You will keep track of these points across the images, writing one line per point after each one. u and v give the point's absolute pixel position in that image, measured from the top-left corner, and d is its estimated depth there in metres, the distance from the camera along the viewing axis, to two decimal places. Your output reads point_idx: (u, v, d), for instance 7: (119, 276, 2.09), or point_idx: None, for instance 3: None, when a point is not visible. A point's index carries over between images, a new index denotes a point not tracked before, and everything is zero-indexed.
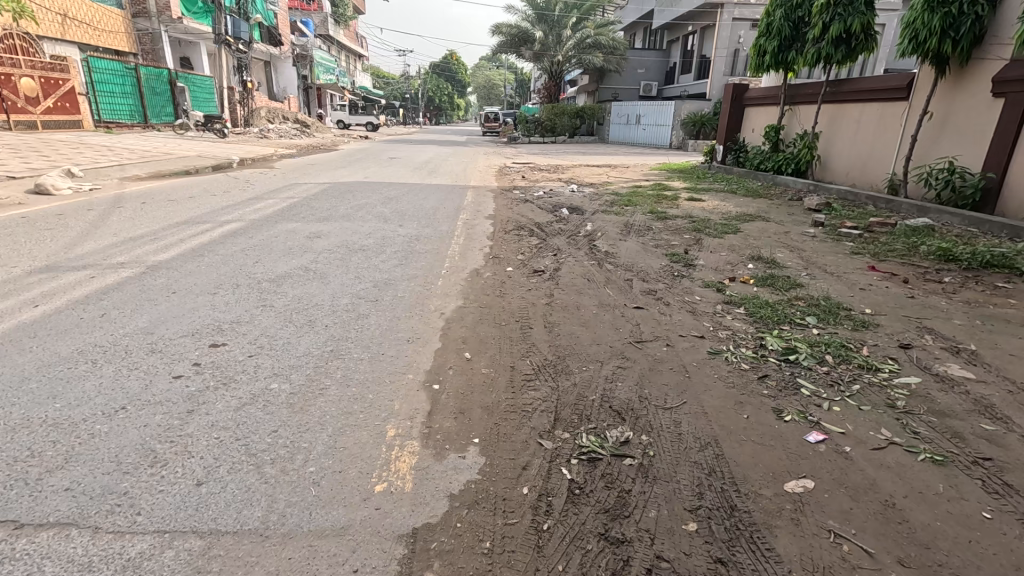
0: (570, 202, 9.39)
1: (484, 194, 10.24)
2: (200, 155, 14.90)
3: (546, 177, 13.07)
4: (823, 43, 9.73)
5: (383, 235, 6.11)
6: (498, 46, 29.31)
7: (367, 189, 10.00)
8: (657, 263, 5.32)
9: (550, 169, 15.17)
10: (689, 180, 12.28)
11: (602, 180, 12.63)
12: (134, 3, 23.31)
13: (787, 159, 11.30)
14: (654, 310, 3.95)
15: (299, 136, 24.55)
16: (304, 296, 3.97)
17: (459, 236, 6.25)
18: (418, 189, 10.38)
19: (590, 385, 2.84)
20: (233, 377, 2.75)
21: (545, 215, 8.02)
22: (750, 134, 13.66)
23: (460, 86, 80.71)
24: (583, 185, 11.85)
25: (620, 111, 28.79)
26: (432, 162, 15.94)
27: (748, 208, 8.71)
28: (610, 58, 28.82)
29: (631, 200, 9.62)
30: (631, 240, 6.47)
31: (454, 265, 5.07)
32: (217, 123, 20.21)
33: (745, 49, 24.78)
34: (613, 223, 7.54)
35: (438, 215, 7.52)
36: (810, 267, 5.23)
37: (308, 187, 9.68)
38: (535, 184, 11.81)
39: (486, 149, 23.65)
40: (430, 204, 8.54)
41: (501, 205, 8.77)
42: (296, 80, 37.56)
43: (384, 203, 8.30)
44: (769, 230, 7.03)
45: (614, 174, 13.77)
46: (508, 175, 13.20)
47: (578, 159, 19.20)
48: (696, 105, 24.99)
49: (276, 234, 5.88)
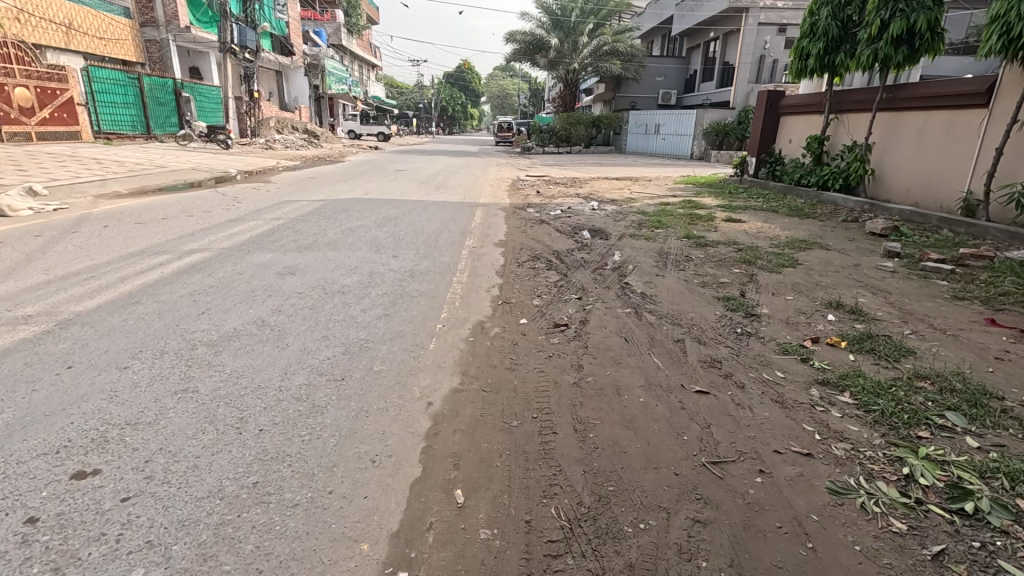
0: (592, 223, 8.32)
1: (495, 212, 9.22)
2: (196, 167, 14.11)
3: (563, 192, 12.03)
4: (880, 44, 8.58)
5: (371, 270, 5.08)
6: (511, 54, 28.48)
7: (366, 207, 9.03)
8: (711, 313, 4.21)
9: (567, 183, 14.11)
10: (721, 197, 11.16)
11: (624, 196, 11.56)
12: (142, 12, 22.91)
13: (834, 173, 10.11)
14: (725, 397, 2.85)
15: (307, 146, 23.90)
16: (244, 372, 2.93)
17: (464, 270, 5.21)
18: (423, 207, 9.38)
19: (658, 571, 1.74)
20: (74, 554, 1.70)
21: (564, 240, 6.97)
22: (787, 145, 12.47)
23: (473, 96, 80.41)
24: (604, 202, 10.77)
25: (639, 120, 27.74)
26: (441, 175, 15.02)
27: (799, 232, 7.56)
28: (629, 66, 27.82)
29: (660, 221, 8.52)
30: (670, 276, 5.37)
31: (455, 314, 4.03)
32: (220, 133, 19.57)
33: (771, 55, 23.62)
34: (645, 251, 6.45)
35: (440, 240, 6.51)
36: (910, 319, 4.08)
37: (300, 206, 8.75)
38: (550, 200, 10.79)
39: (498, 161, 22.67)
40: (434, 226, 7.54)
41: (513, 227, 7.73)
42: (308, 89, 37.16)
43: (381, 225, 7.33)
44: (834, 262, 5.89)
45: (637, 189, 12.70)
46: (521, 190, 12.19)
47: (596, 171, 18.14)
48: (719, 114, 23.84)
49: (242, 268, 4.90)
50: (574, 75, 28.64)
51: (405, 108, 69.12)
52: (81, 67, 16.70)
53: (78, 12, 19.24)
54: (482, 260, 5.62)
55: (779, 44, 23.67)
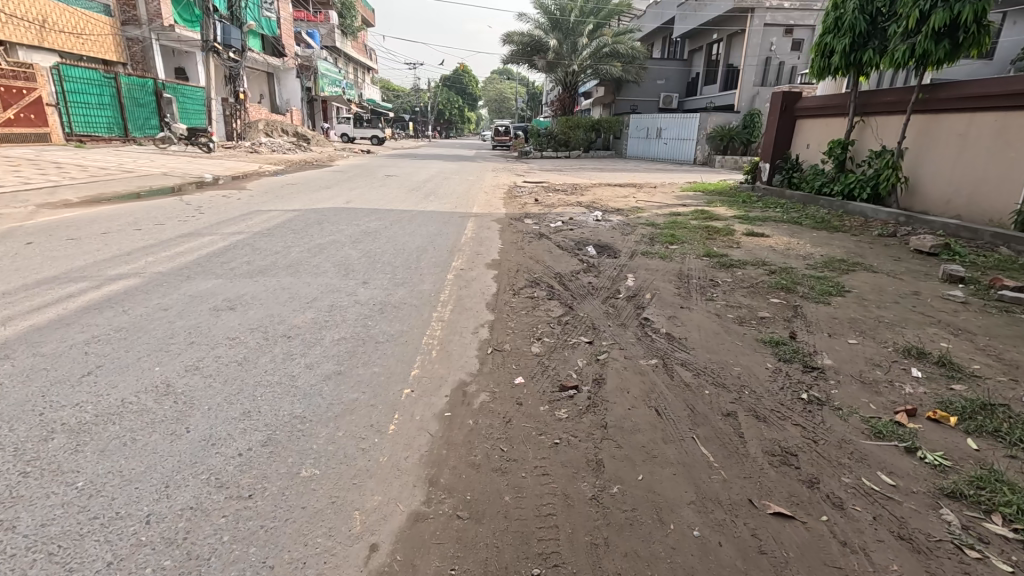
0: (597, 237, 7.41)
1: (488, 223, 8.30)
2: (170, 172, 13.17)
3: (563, 201, 11.15)
4: (919, 38, 7.69)
5: (333, 302, 4.14)
6: (508, 56, 27.65)
7: (345, 217, 8.12)
8: (760, 367, 3.27)
9: (568, 190, 13.23)
10: (736, 206, 10.27)
11: (630, 205, 10.68)
12: (124, 11, 22.01)
13: (861, 181, 9.21)
14: (818, 529, 1.90)
15: (295, 150, 23.00)
16: (102, 488, 1.97)
17: (448, 302, 4.27)
18: (410, 217, 8.47)
19: None
20: None
21: (568, 259, 6.03)
22: (803, 150, 11.59)
23: (470, 99, 79.80)
24: (609, 212, 9.87)
25: (639, 124, 26.99)
26: (433, 181, 14.14)
27: (833, 249, 6.65)
28: (629, 68, 27.23)
29: (674, 234, 7.61)
30: (698, 307, 4.43)
31: (430, 372, 3.07)
32: (203, 136, 18.63)
33: (777, 57, 22.87)
34: (661, 273, 5.53)
35: (423, 260, 5.59)
36: (1018, 375, 3.17)
37: (271, 216, 7.83)
38: (550, 210, 9.90)
39: (495, 165, 21.81)
40: (418, 241, 6.61)
41: (509, 242, 6.82)
42: (300, 92, 36.26)
43: (358, 241, 6.40)
44: (888, 288, 4.99)
45: (643, 197, 11.82)
46: (518, 198, 11.30)
47: (597, 177, 17.26)
48: (723, 117, 23.08)
49: (171, 301, 3.95)
50: (573, 78, 27.82)
51: (402, 111, 68.32)
52: (52, 66, 15.78)
53: (53, 9, 18.35)
54: (470, 288, 4.69)
55: (786, 46, 22.87)
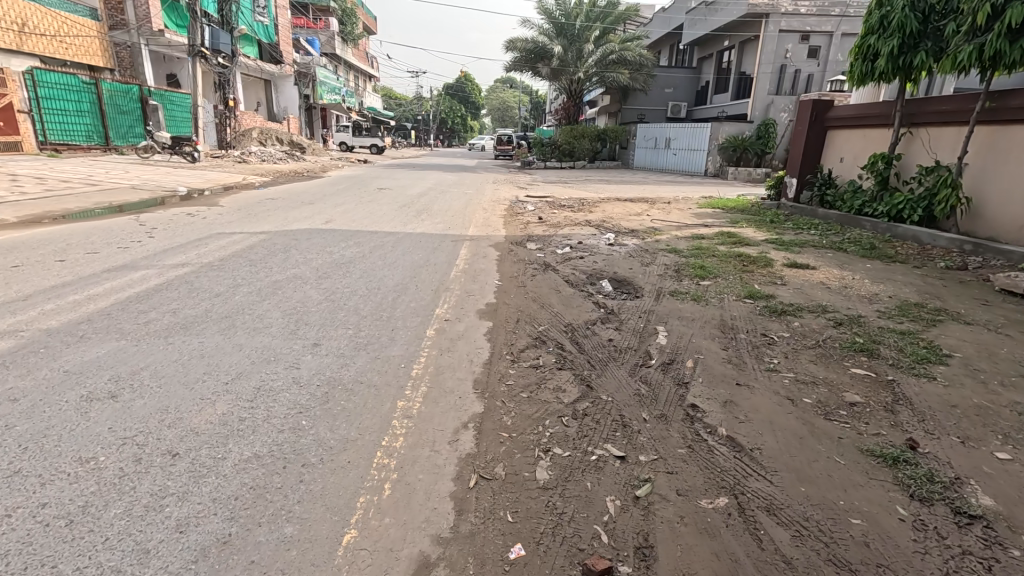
0: (613, 269, 6.27)
1: (485, 247, 7.19)
2: (140, 184, 12.11)
3: (570, 219, 10.06)
4: (991, 37, 6.57)
5: (263, 382, 3.02)
6: (511, 63, 26.66)
7: (318, 241, 7.03)
8: (890, 517, 2.11)
9: (575, 207, 12.12)
10: (764, 228, 9.14)
11: (643, 225, 9.58)
12: (111, 15, 21.13)
13: (912, 201, 8.08)
14: None
15: (288, 159, 22.05)
16: None
17: (421, 381, 3.12)
18: (395, 240, 7.37)
19: None
20: None
21: (580, 303, 4.88)
22: (836, 164, 10.45)
23: (474, 108, 79.18)
24: (622, 234, 8.76)
25: (647, 134, 26.02)
26: (428, 195, 13.07)
27: (900, 288, 5.50)
28: (636, 75, 26.29)
29: (702, 264, 6.50)
30: (760, 386, 3.27)
31: (372, 539, 1.91)
32: (187, 144, 17.62)
33: (793, 65, 21.83)
34: (698, 325, 4.39)
35: (399, 306, 4.47)
36: None
37: (233, 241, 6.76)
38: (555, 231, 8.80)
39: (496, 176, 20.76)
40: (399, 274, 5.50)
41: (508, 276, 5.68)
42: (298, 99, 35.42)
43: (324, 275, 5.29)
44: (998, 351, 3.84)
45: (657, 215, 10.70)
46: (519, 216, 10.19)
47: (606, 190, 16.18)
48: (736, 127, 22.06)
49: (30, 385, 2.83)
50: (578, 86, 26.80)
51: (403, 119, 67.57)
52: (24, 70, 14.87)
53: (33, 12, 17.49)
54: (454, 354, 3.54)
55: (802, 52, 21.83)
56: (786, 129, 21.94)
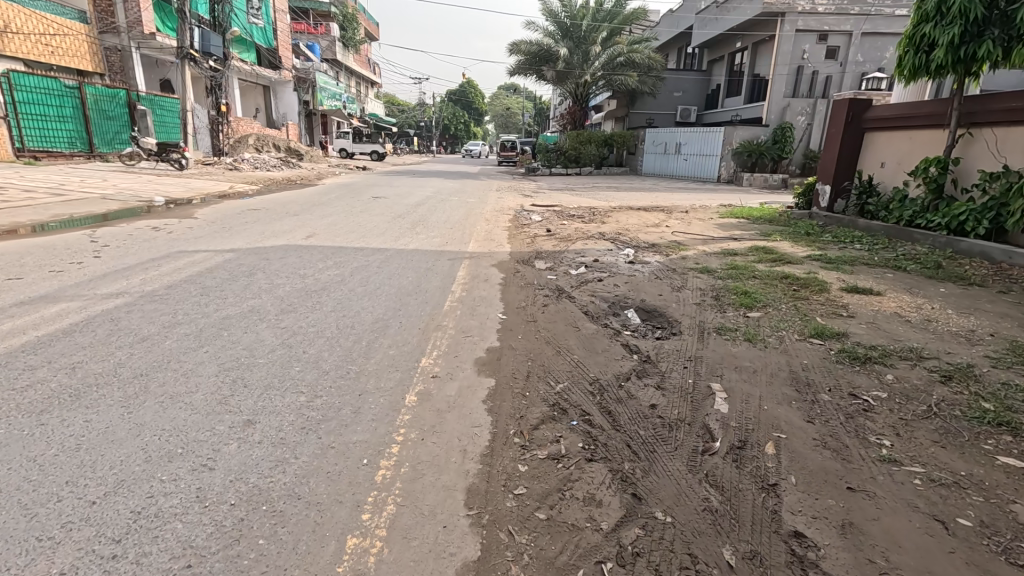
0: (638, 296, 5.25)
1: (487, 267, 6.19)
2: (114, 193, 11.19)
3: (581, 232, 9.10)
4: None
5: (151, 502, 2.00)
6: (515, 66, 25.69)
7: (293, 260, 6.06)
8: None
9: (585, 217, 11.14)
10: (801, 242, 8.13)
11: (663, 238, 8.60)
12: (101, 18, 20.39)
13: (975, 211, 7.05)
14: None
15: (283, 166, 21.19)
16: None
17: (387, 498, 2.09)
18: (383, 260, 6.39)
19: None
20: None
21: (606, 344, 3.86)
22: (877, 169, 9.44)
23: (477, 114, 78.45)
24: (642, 249, 7.76)
25: (656, 139, 25.09)
26: (426, 204, 12.12)
27: (997, 322, 4.47)
28: (645, 78, 25.41)
29: (745, 289, 5.49)
30: (888, 497, 2.23)
31: None
32: (174, 151, 16.76)
33: (810, 66, 20.89)
34: (764, 379, 3.35)
35: (373, 355, 3.46)
36: None
37: (192, 261, 5.78)
38: (566, 246, 7.82)
39: (500, 183, 19.82)
40: (380, 306, 4.49)
41: (514, 307, 4.66)
42: (297, 105, 34.66)
43: (287, 309, 4.29)
44: None
45: (676, 226, 9.73)
46: (525, 229, 9.22)
47: (617, 199, 15.21)
48: (750, 132, 21.13)
49: None
50: (584, 90, 25.90)
51: (405, 126, 66.81)
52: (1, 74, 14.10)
53: (16, 14, 16.73)
54: (441, 440, 2.51)
55: (820, 53, 20.89)
56: (803, 133, 20.90)
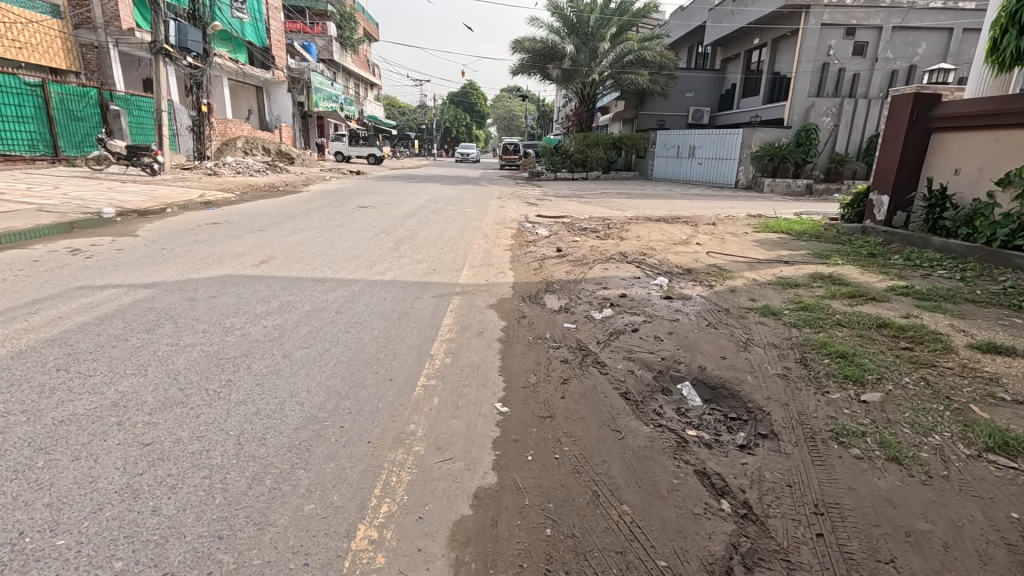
0: (693, 360, 3.76)
1: (483, 309, 4.68)
2: (58, 204, 9.76)
3: (597, 252, 7.62)
4: None
5: None
6: (519, 65, 24.29)
7: (225, 300, 4.57)
8: None
9: (600, 231, 9.66)
10: (869, 267, 6.63)
11: (698, 261, 7.11)
12: (75, 11, 19.07)
13: None
14: None
15: (270, 170, 19.79)
16: None
17: None
18: (349, 297, 4.89)
19: None
20: None
21: (671, 474, 2.37)
22: (948, 176, 7.94)
23: (479, 117, 77.13)
24: (677, 277, 6.30)
25: (668, 142, 23.66)
26: (417, 215, 10.70)
27: None
28: (656, 77, 24.02)
29: (839, 345, 4.00)
30: None
31: None
32: (147, 155, 15.41)
33: (836, 62, 19.43)
34: (970, 572, 1.86)
35: (272, 526, 1.94)
36: None
37: (87, 304, 4.32)
38: (581, 273, 6.33)
39: (502, 189, 18.39)
40: (320, 391, 2.99)
41: (520, 387, 3.17)
42: (292, 106, 33.31)
43: (171, 402, 2.80)
44: None
45: (709, 245, 8.25)
46: (531, 248, 7.72)
47: (632, 208, 13.76)
48: (770, 133, 19.73)
49: None
50: (592, 90, 24.41)
51: (406, 129, 65.50)
52: None
53: None
54: None
55: (847, 49, 19.39)
56: (829, 135, 19.38)
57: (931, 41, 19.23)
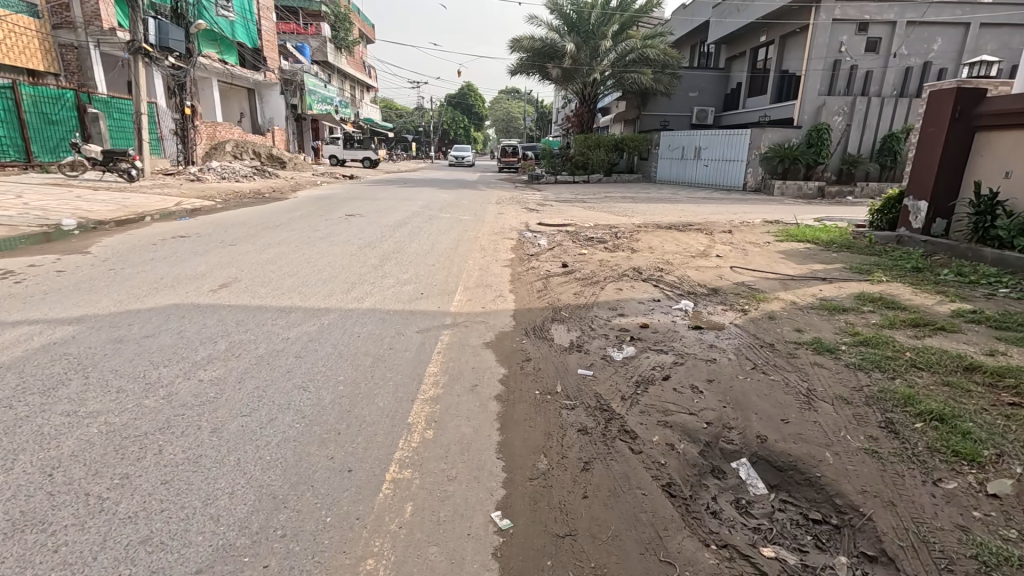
0: (747, 425, 2.92)
1: (479, 348, 3.85)
2: (15, 215, 8.90)
3: (608, 268, 6.80)
4: None
5: None
6: (517, 64, 23.50)
7: (161, 341, 3.72)
8: None
9: (608, 241, 8.84)
10: (920, 284, 5.81)
11: (723, 278, 6.31)
12: (54, 11, 18.24)
13: None
14: None
15: (258, 175, 18.95)
16: None
17: None
18: (315, 333, 4.04)
19: None
20: None
21: None
22: (998, 180, 7.12)
23: (477, 119, 76.32)
24: (704, 300, 5.48)
25: (672, 144, 22.87)
26: (409, 224, 9.87)
27: None
28: (660, 76, 23.23)
29: (929, 400, 3.15)
30: None
31: None
32: (124, 160, 14.54)
33: (849, 59, 18.65)
34: None
35: None
36: None
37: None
38: (593, 295, 5.51)
39: (501, 194, 17.58)
40: (245, 497, 2.14)
41: (527, 480, 2.34)
42: (285, 109, 32.46)
43: (27, 522, 1.95)
44: None
45: (731, 258, 7.45)
46: (533, 264, 6.89)
47: (639, 213, 12.94)
48: (780, 134, 18.93)
49: None
50: (593, 90, 23.64)
51: (403, 131, 64.60)
52: None
53: None
54: None
55: (859, 46, 18.64)
56: (841, 135, 18.62)
57: (948, 36, 18.50)
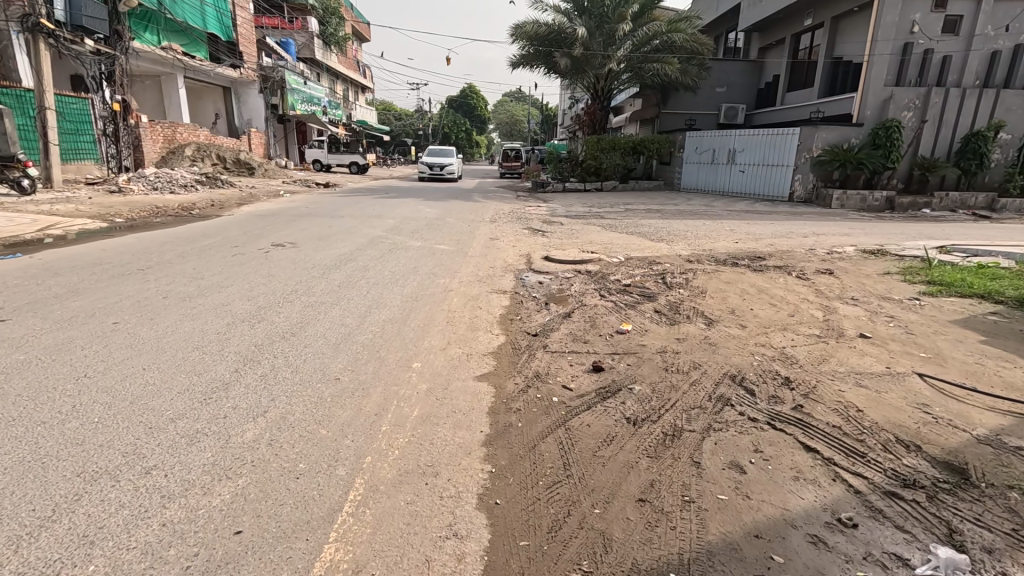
0: None
1: None
2: None
3: (683, 381, 3.48)
4: None
5: None
6: (519, 55, 20.36)
7: None
8: None
9: (656, 295, 5.58)
10: None
11: (937, 419, 2.98)
12: None
13: None
14: None
15: (206, 184, 15.77)
16: None
17: None
18: None
19: None
20: None
21: None
22: None
23: (480, 122, 73.06)
24: (974, 527, 2.15)
25: (700, 146, 19.55)
26: (352, 263, 6.61)
27: None
28: (685, 67, 19.96)
29: None
30: None
31: None
32: (15, 168, 11.46)
33: (922, 41, 15.35)
34: None
35: None
36: None
37: None
38: (689, 512, 2.20)
39: (499, 206, 14.38)
40: None
41: None
42: (264, 109, 29.01)
43: None
44: None
45: (890, 344, 4.14)
46: (535, 367, 3.63)
47: (680, 238, 9.61)
48: (838, 133, 15.53)
49: None
50: (607, 83, 20.40)
51: (402, 134, 61.41)
52: None
53: None
54: None
55: (935, 25, 15.41)
56: (913, 134, 15.23)
57: None
